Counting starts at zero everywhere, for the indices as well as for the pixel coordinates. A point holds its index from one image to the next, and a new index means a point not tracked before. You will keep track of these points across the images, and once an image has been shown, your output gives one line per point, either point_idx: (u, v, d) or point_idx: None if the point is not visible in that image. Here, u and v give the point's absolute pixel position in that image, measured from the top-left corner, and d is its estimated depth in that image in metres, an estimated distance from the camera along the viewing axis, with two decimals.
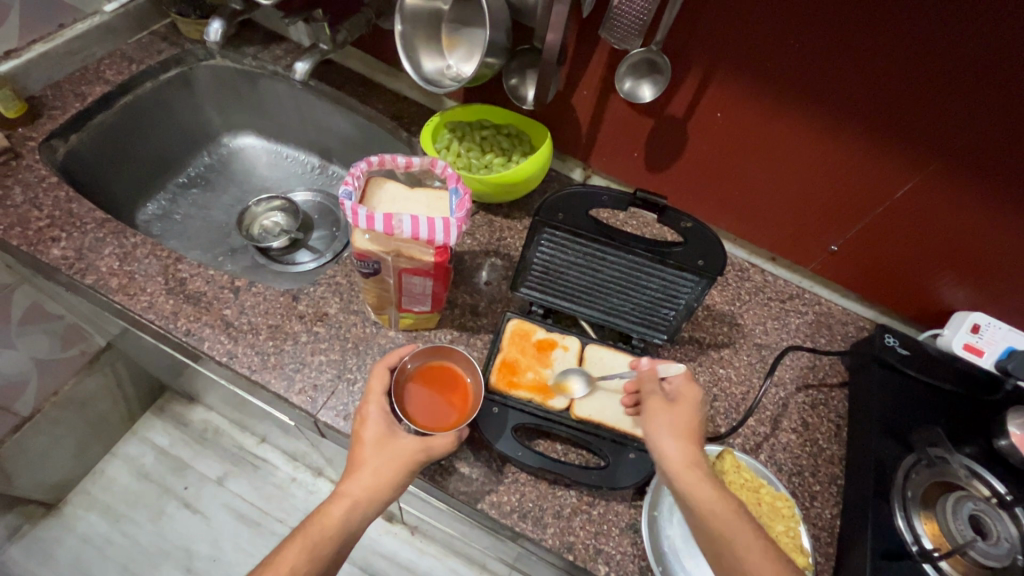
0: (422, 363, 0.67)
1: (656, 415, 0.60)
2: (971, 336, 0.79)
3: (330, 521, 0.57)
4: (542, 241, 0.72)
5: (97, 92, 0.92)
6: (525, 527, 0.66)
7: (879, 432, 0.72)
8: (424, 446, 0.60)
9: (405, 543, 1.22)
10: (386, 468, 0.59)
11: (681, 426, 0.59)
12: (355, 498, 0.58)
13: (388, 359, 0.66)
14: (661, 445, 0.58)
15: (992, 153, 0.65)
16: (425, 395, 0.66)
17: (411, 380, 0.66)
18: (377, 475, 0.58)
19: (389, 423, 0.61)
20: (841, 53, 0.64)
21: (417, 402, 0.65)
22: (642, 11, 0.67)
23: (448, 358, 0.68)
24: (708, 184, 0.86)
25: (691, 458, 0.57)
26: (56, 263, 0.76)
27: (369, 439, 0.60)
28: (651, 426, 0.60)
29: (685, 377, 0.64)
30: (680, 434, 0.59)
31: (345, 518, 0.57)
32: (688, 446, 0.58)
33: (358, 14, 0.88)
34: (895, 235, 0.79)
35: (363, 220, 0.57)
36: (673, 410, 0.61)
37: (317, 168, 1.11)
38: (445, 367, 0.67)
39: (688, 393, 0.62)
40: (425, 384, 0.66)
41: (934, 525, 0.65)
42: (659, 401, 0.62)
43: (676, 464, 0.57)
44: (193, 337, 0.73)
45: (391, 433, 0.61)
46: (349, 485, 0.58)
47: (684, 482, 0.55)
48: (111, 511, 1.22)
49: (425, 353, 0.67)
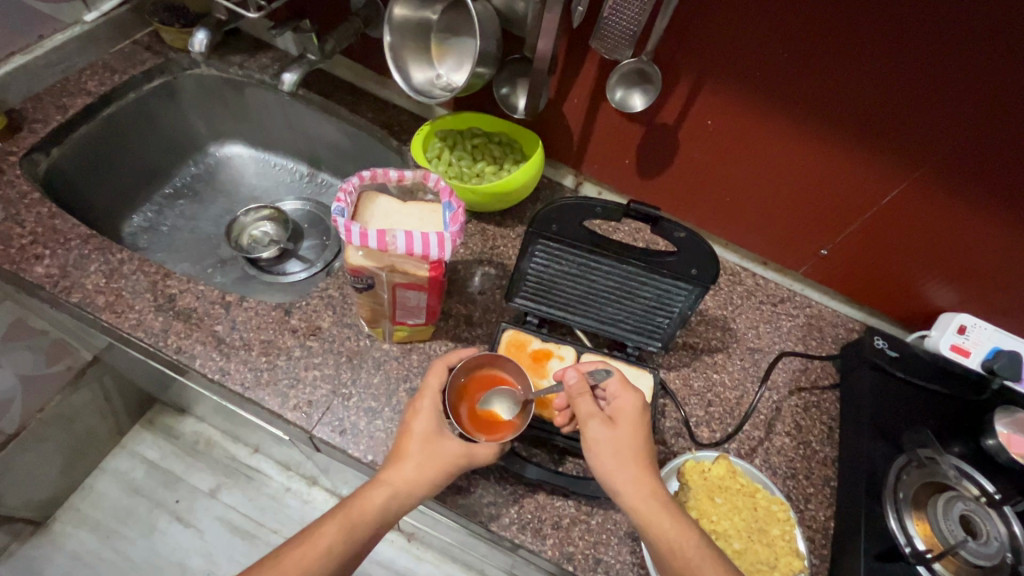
0: (480, 368, 0.66)
1: (599, 442, 0.58)
2: (958, 337, 0.81)
3: (369, 507, 0.56)
4: (535, 252, 0.73)
5: (78, 104, 0.90)
6: (525, 539, 0.66)
7: (870, 434, 0.73)
8: (467, 452, 0.59)
9: (402, 551, 1.22)
10: (429, 465, 0.58)
11: (625, 446, 0.58)
12: (396, 486, 0.57)
13: (448, 358, 0.65)
14: (610, 477, 0.57)
15: (980, 158, 0.66)
16: (479, 399, 0.65)
17: (463, 383, 0.66)
18: (419, 470, 0.58)
19: (438, 421, 0.61)
20: (832, 59, 0.65)
21: (471, 405, 0.65)
22: (632, 22, 0.68)
23: (500, 367, 0.67)
24: (699, 190, 0.87)
25: (642, 488, 0.56)
26: (40, 281, 0.74)
27: (417, 432, 0.60)
28: (597, 457, 0.58)
29: (620, 383, 0.62)
30: (624, 459, 0.58)
31: (382, 507, 0.57)
32: (636, 470, 0.57)
33: (345, 25, 0.86)
34: (885, 238, 0.80)
35: (356, 237, 0.57)
36: (614, 434, 0.59)
37: (306, 176, 1.10)
38: (497, 375, 0.67)
39: (626, 405, 0.61)
40: (477, 388, 0.66)
41: (926, 525, 0.66)
42: (600, 424, 0.59)
43: (629, 496, 0.56)
44: (184, 354, 0.72)
45: (438, 433, 0.60)
46: (391, 475, 0.58)
47: (641, 517, 0.55)
48: (102, 527, 1.20)
49: (477, 359, 0.66)
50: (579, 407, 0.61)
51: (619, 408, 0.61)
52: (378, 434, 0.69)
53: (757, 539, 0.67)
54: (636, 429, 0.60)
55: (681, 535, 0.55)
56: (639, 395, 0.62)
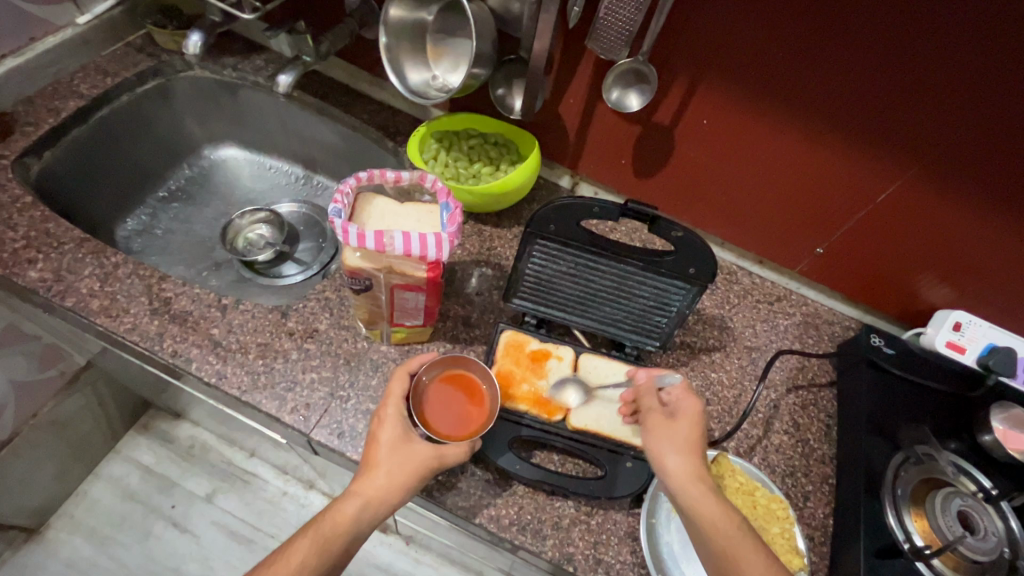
0: (441, 371, 0.66)
1: (656, 432, 0.61)
2: (954, 334, 0.82)
3: (340, 520, 0.56)
4: (534, 252, 0.73)
5: (71, 106, 0.89)
6: (525, 540, 0.66)
7: (867, 431, 0.74)
8: (437, 454, 0.59)
9: (400, 553, 1.21)
10: (399, 471, 0.58)
11: (682, 440, 0.60)
12: (367, 497, 0.57)
13: (407, 364, 0.65)
14: (662, 460, 0.59)
15: (974, 154, 0.66)
16: (442, 402, 0.65)
17: (428, 388, 0.66)
18: (389, 478, 0.58)
19: (405, 426, 0.61)
20: (825, 59, 0.65)
21: (436, 407, 0.65)
22: (628, 22, 0.68)
23: (464, 368, 0.67)
24: (695, 189, 0.87)
25: (693, 474, 0.57)
26: (33, 286, 0.74)
27: (384, 441, 0.60)
28: (652, 442, 0.60)
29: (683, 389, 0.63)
30: (678, 447, 0.59)
31: (355, 518, 0.56)
32: (692, 461, 0.58)
33: (342, 25, 0.86)
34: (880, 236, 0.80)
35: (354, 239, 0.56)
36: (673, 427, 0.60)
37: (301, 178, 1.10)
38: (462, 377, 0.67)
39: (686, 406, 0.62)
40: (443, 392, 0.66)
41: (924, 521, 0.66)
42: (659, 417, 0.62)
43: (680, 480, 0.57)
44: (180, 358, 0.71)
45: (406, 437, 0.60)
46: (361, 486, 0.58)
47: (688, 499, 0.56)
48: (97, 534, 1.19)
49: (442, 362, 0.66)
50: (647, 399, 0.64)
51: (680, 408, 0.62)
52: None
53: None
54: (695, 429, 0.61)
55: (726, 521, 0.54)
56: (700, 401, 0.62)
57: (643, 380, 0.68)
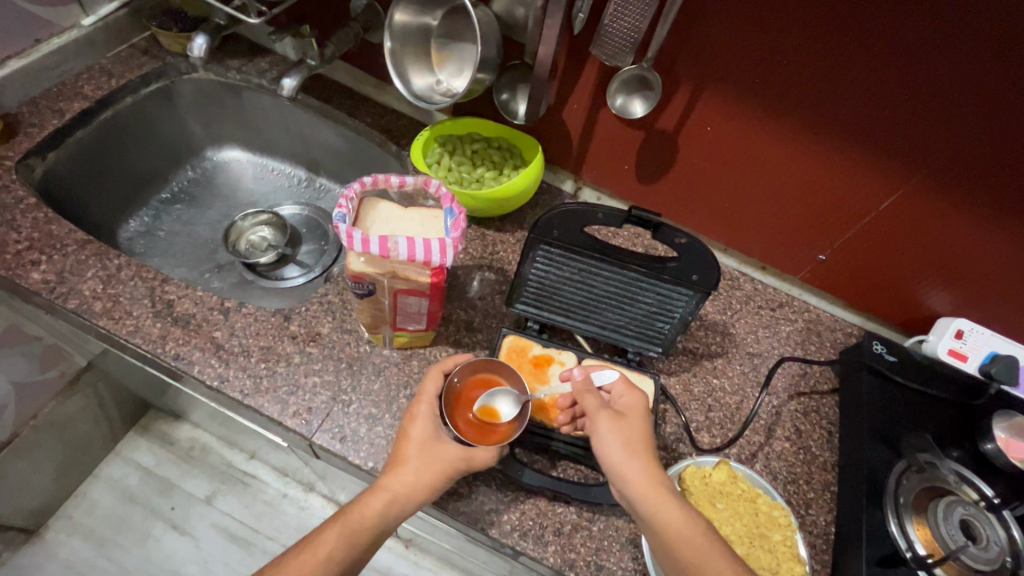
0: (475, 375, 0.67)
1: (608, 432, 0.60)
2: (956, 342, 0.82)
3: (368, 513, 0.56)
4: (537, 258, 0.73)
5: (75, 108, 0.90)
6: (527, 546, 0.66)
7: (869, 439, 0.74)
8: (466, 455, 0.59)
9: (400, 557, 1.21)
10: (428, 469, 0.58)
11: (634, 441, 0.60)
12: (394, 492, 0.57)
13: (443, 364, 0.65)
14: (619, 465, 0.58)
15: (978, 164, 0.66)
16: (473, 406, 0.65)
17: (459, 390, 0.66)
18: (418, 474, 0.58)
19: (435, 425, 0.61)
20: (829, 68, 0.65)
21: (466, 410, 0.65)
22: (633, 29, 0.69)
23: (496, 372, 0.67)
24: (698, 196, 0.87)
25: (650, 477, 0.57)
26: (36, 287, 0.74)
27: (415, 437, 0.60)
28: (606, 448, 0.60)
29: (625, 386, 0.65)
30: (631, 449, 0.59)
31: (381, 513, 0.57)
32: (643, 460, 0.59)
33: (346, 30, 0.87)
34: (883, 245, 0.80)
35: (357, 244, 0.56)
36: (623, 425, 0.61)
37: (304, 181, 1.10)
38: (494, 381, 0.67)
39: (632, 404, 0.63)
40: (474, 395, 0.66)
41: (926, 530, 0.66)
42: (609, 416, 0.61)
43: (636, 484, 0.57)
44: (182, 361, 0.71)
45: (436, 436, 0.60)
46: (389, 481, 0.58)
47: (650, 504, 0.56)
48: (96, 536, 1.19)
49: (475, 365, 0.66)
50: (585, 400, 0.64)
51: (626, 405, 0.63)
52: (379, 441, 0.69)
53: (758, 544, 0.66)
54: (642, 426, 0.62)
55: (685, 523, 0.55)
56: (643, 396, 0.64)
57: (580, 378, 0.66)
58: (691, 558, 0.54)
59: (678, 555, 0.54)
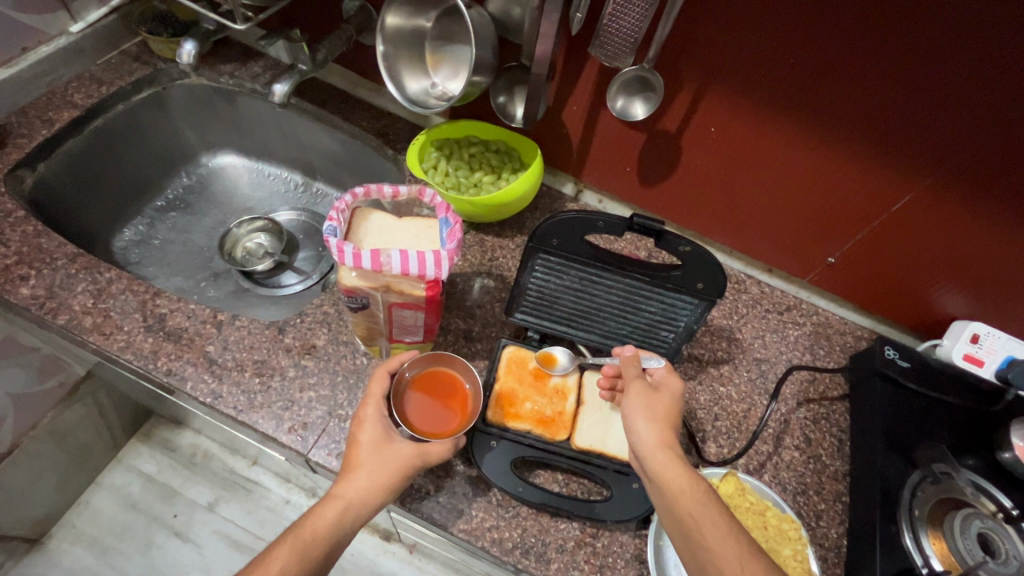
0: (423, 368, 0.65)
1: (633, 396, 0.60)
2: (971, 346, 0.80)
3: (321, 524, 0.55)
4: (536, 266, 0.72)
5: (64, 117, 0.88)
6: (528, 564, 0.64)
7: (883, 449, 0.71)
8: (420, 452, 0.58)
9: (404, 562, 1.20)
10: (381, 472, 0.57)
11: (658, 411, 0.59)
12: (349, 498, 0.56)
13: (388, 363, 0.63)
14: (636, 426, 0.58)
15: (997, 164, 0.63)
16: (426, 402, 0.63)
17: (411, 387, 0.64)
18: (371, 478, 0.57)
19: (386, 426, 0.60)
20: (844, 64, 0.62)
21: (417, 405, 0.63)
22: (632, 29, 0.66)
23: (445, 365, 0.66)
24: (703, 197, 0.85)
25: (664, 441, 0.57)
26: (25, 303, 0.72)
27: (366, 441, 0.58)
28: (629, 409, 0.59)
29: (665, 366, 0.64)
30: (653, 416, 0.59)
31: (337, 521, 0.55)
32: (660, 428, 0.58)
33: (339, 33, 0.84)
34: (894, 246, 0.78)
35: (349, 258, 0.55)
36: (649, 395, 0.60)
37: (300, 185, 1.08)
38: (445, 374, 0.65)
39: (668, 381, 0.62)
40: (424, 390, 0.64)
41: (942, 543, 0.64)
42: (639, 386, 0.61)
43: (649, 444, 0.57)
44: (174, 376, 0.70)
45: (387, 437, 0.59)
46: (342, 488, 0.56)
47: (657, 462, 0.55)
48: (99, 544, 1.18)
49: (423, 360, 0.65)
50: (624, 365, 0.64)
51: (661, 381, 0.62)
52: None
53: None
54: (671, 400, 0.61)
55: (689, 483, 0.54)
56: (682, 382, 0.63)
57: (628, 353, 0.65)
58: (688, 512, 0.52)
59: (672, 509, 0.53)
